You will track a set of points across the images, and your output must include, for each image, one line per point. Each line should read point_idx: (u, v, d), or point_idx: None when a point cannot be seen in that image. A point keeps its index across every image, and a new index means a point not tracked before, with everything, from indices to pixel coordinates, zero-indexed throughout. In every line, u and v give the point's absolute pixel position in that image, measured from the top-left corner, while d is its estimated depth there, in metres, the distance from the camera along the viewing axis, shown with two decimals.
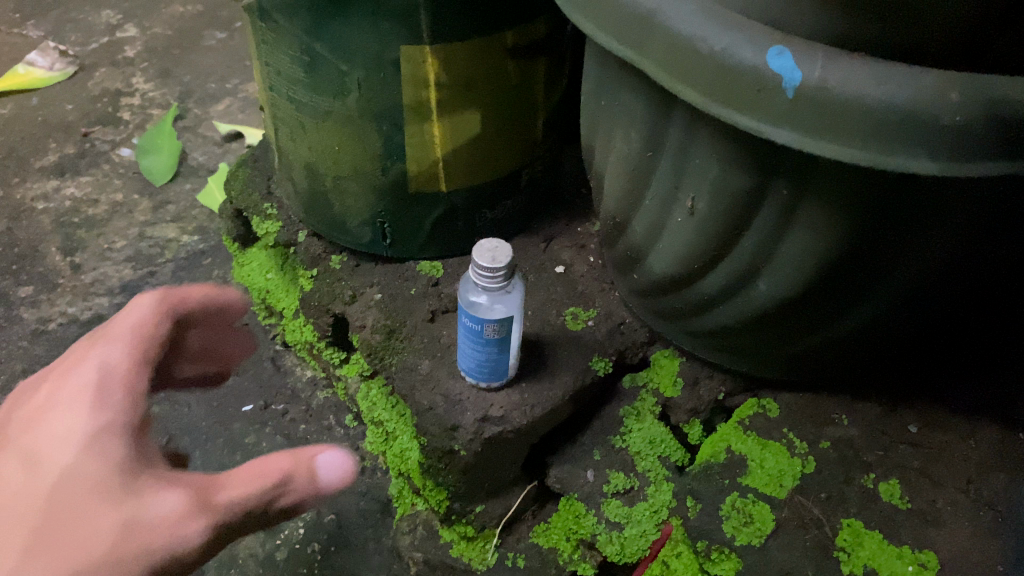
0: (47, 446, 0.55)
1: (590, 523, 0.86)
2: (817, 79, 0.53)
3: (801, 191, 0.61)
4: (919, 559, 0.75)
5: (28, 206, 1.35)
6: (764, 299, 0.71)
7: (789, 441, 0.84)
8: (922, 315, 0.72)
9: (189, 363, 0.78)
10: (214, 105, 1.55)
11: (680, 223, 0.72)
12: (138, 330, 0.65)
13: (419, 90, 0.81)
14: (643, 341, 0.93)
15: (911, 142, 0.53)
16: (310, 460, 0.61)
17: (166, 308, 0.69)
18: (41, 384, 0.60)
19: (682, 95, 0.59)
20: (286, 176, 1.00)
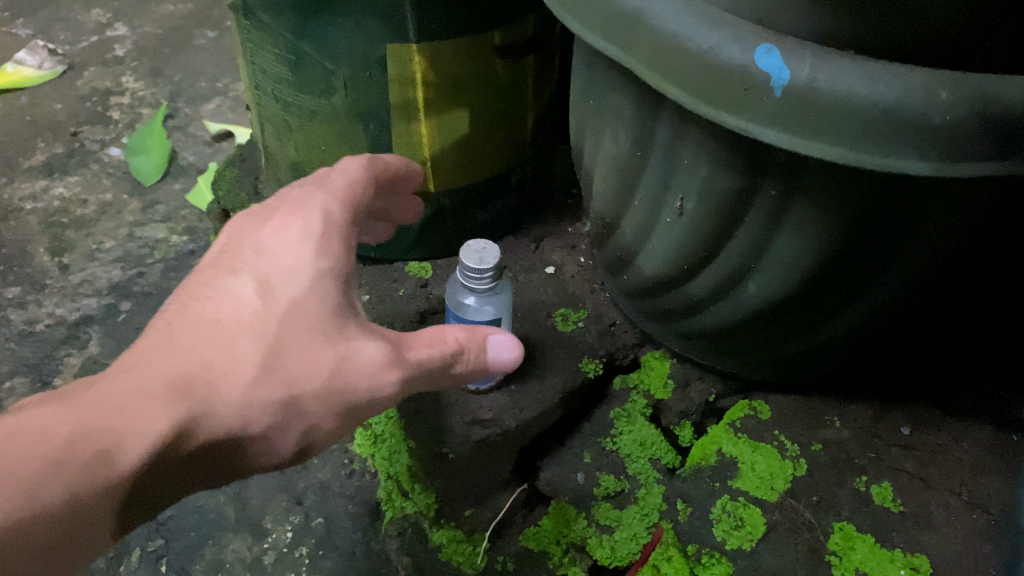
0: (279, 278, 0.65)
1: (581, 526, 0.85)
2: (805, 78, 0.52)
3: (790, 191, 0.60)
4: (911, 562, 0.74)
5: (16, 206, 1.34)
6: (754, 301, 0.71)
7: (781, 443, 0.83)
8: (915, 317, 0.71)
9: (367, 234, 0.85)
10: (205, 104, 1.54)
11: (669, 224, 0.71)
12: (343, 198, 0.72)
13: (406, 89, 0.80)
14: (632, 343, 0.92)
15: (900, 140, 0.52)
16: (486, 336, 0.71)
17: (373, 178, 0.77)
18: (268, 223, 0.69)
19: (670, 94, 0.58)
20: (274, 176, 0.99)
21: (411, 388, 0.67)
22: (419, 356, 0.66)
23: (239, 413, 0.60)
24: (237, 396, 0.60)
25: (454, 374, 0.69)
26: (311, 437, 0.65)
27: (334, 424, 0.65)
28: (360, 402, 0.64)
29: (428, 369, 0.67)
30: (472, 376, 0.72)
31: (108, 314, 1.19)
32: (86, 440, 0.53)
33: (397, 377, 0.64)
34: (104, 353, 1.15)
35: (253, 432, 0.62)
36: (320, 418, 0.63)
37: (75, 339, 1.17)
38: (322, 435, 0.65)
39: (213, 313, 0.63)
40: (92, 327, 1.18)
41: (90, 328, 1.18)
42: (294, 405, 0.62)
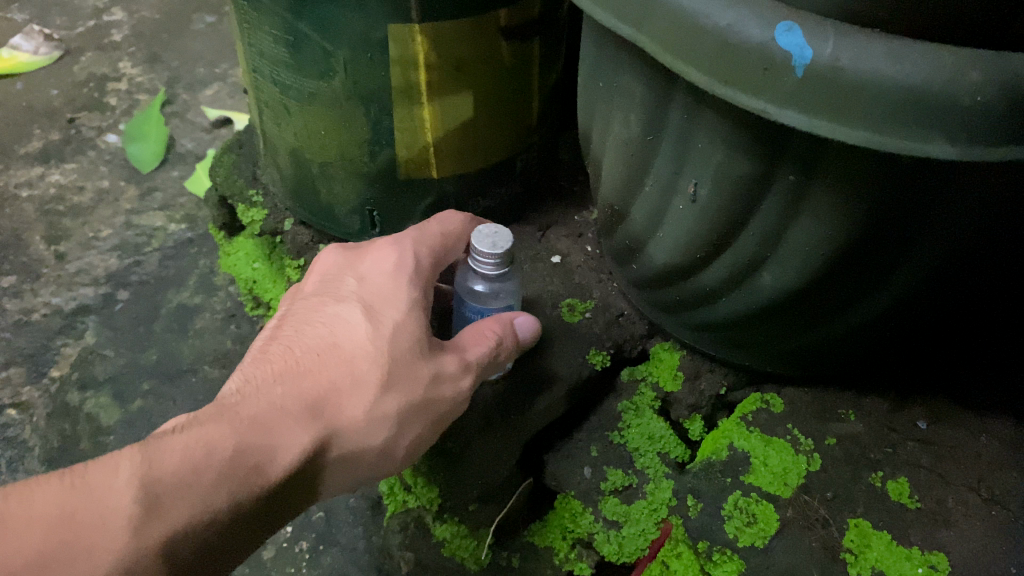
0: (384, 302, 0.65)
1: (587, 521, 0.83)
2: (828, 57, 0.49)
3: (809, 176, 0.57)
4: (929, 560, 0.72)
5: (11, 194, 1.32)
6: (770, 292, 0.68)
7: (794, 438, 0.81)
8: (936, 309, 0.69)
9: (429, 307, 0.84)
10: (203, 90, 1.51)
11: (681, 211, 0.68)
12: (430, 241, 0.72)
13: (408, 71, 0.77)
14: (641, 334, 0.91)
15: (927, 123, 0.49)
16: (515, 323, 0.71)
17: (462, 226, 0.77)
18: (362, 256, 0.70)
19: (684, 75, 0.56)
20: (273, 162, 0.97)
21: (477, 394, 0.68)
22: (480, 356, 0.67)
23: (359, 433, 0.61)
24: (358, 415, 0.61)
25: (499, 365, 0.70)
26: (416, 451, 0.66)
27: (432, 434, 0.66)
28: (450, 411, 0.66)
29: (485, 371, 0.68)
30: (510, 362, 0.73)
31: (105, 304, 1.17)
32: (243, 455, 0.57)
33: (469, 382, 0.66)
34: (100, 344, 1.13)
35: (370, 452, 0.62)
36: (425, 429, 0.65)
37: (71, 329, 1.14)
38: (424, 443, 0.67)
39: (325, 336, 0.64)
40: (88, 317, 1.16)
41: (87, 318, 1.16)
42: (403, 425, 0.63)
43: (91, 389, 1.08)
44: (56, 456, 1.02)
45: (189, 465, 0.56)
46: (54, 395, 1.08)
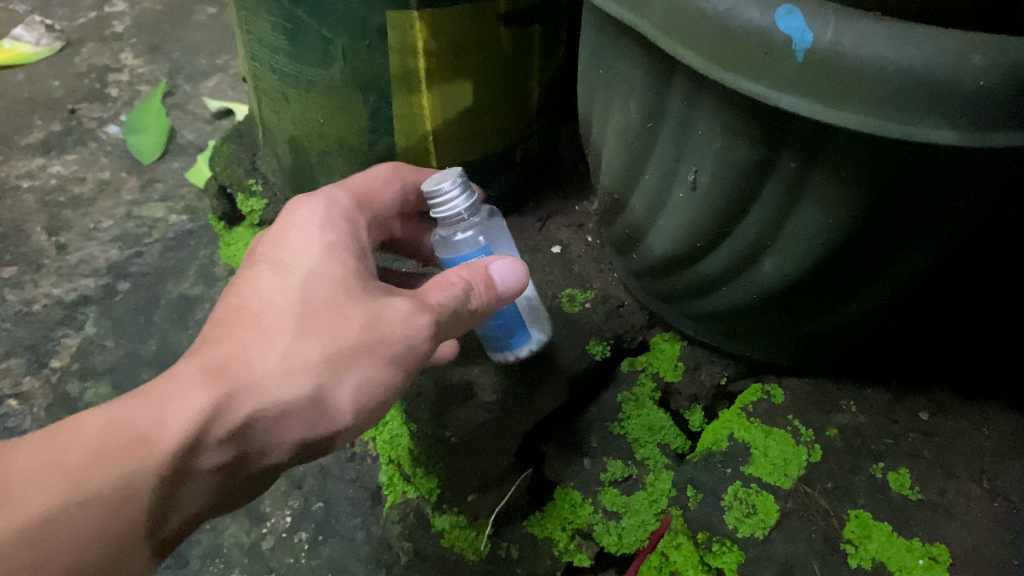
0: (293, 257, 0.62)
1: (587, 512, 0.82)
2: (829, 41, 0.49)
3: (809, 163, 0.56)
4: (930, 552, 0.71)
5: (13, 185, 1.31)
6: (770, 281, 0.68)
7: (795, 429, 0.80)
8: (938, 297, 0.68)
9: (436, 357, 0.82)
10: (204, 81, 1.50)
11: (681, 199, 0.68)
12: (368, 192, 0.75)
13: (407, 59, 0.77)
14: (643, 325, 0.90)
15: (928, 108, 0.49)
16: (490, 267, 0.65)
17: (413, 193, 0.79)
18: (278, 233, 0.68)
19: (685, 60, 0.56)
20: (272, 152, 0.97)
21: (434, 341, 0.60)
22: (429, 297, 0.60)
23: (282, 386, 0.55)
24: (276, 368, 0.55)
25: (462, 312, 0.62)
26: (367, 399, 0.58)
27: (384, 386, 0.58)
28: (393, 357, 0.58)
29: (437, 316, 0.60)
30: (483, 314, 0.65)
31: (105, 294, 1.17)
32: (124, 428, 0.52)
33: (415, 323, 0.59)
34: (100, 334, 1.12)
35: (303, 404, 0.56)
36: (368, 378, 0.57)
37: (72, 320, 1.14)
38: (378, 400, 0.59)
39: (234, 307, 0.60)
40: (89, 308, 1.16)
41: (87, 309, 1.15)
42: (333, 371, 0.56)
43: (91, 379, 1.08)
44: None
45: (65, 449, 0.51)
46: (55, 385, 1.08)
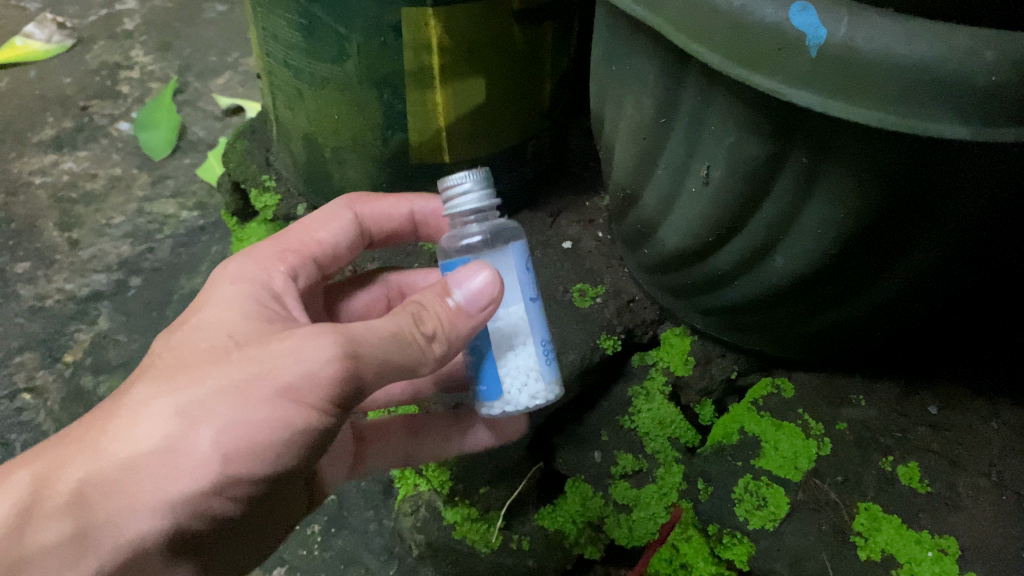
0: (188, 315, 0.60)
1: (598, 505, 0.84)
2: (842, 37, 0.49)
3: (822, 158, 0.57)
4: (939, 544, 0.72)
5: (25, 181, 1.32)
6: (781, 275, 0.68)
7: (804, 422, 0.81)
8: (948, 291, 0.69)
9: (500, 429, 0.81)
10: (215, 79, 1.50)
11: (693, 194, 0.68)
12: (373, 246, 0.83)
13: (421, 56, 0.78)
14: (651, 320, 0.91)
15: (940, 104, 0.49)
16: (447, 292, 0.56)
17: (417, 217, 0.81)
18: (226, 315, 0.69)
19: (699, 56, 0.56)
20: (285, 147, 0.98)
21: (314, 397, 0.52)
22: (311, 347, 0.52)
23: (126, 448, 0.51)
24: (120, 428, 0.52)
25: (364, 358, 0.52)
26: (235, 448, 0.51)
27: (242, 445, 0.51)
28: (266, 407, 0.51)
29: (304, 370, 0.51)
30: (410, 363, 0.54)
31: (117, 290, 1.18)
32: None
33: (277, 371, 0.51)
34: (114, 329, 1.14)
35: (153, 459, 0.51)
36: (223, 432, 0.51)
37: (85, 315, 1.15)
38: (244, 462, 0.52)
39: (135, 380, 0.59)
40: (102, 303, 1.17)
41: (100, 304, 1.16)
42: (177, 428, 0.51)
43: (104, 373, 1.09)
44: None
45: None
46: (68, 379, 1.09)
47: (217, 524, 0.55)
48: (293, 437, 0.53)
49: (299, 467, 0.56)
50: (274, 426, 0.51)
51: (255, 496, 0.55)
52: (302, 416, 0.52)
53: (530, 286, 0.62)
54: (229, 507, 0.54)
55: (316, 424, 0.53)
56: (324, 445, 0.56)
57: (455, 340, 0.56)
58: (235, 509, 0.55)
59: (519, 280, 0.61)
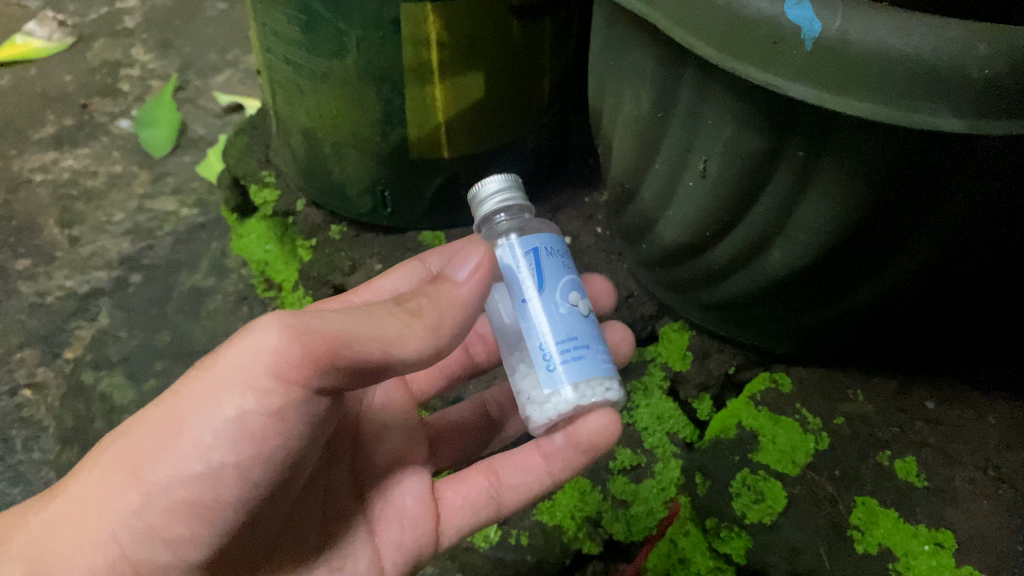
0: None
1: (596, 499, 0.83)
2: (836, 30, 0.50)
3: (817, 152, 0.57)
4: (935, 538, 0.72)
5: (26, 178, 1.32)
6: (778, 269, 0.69)
7: (802, 417, 0.81)
8: (944, 286, 0.69)
9: (585, 444, 0.61)
10: (215, 76, 1.49)
11: (691, 188, 0.69)
12: None
13: (420, 51, 0.78)
14: (651, 315, 0.92)
15: (935, 97, 0.49)
16: (445, 275, 0.54)
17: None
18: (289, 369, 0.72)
19: (696, 49, 0.57)
20: (285, 143, 0.98)
21: (248, 378, 0.48)
22: (248, 330, 0.49)
23: (81, 479, 0.52)
24: (87, 453, 0.53)
25: (312, 334, 0.49)
26: (162, 447, 0.49)
27: (170, 446, 0.49)
28: (200, 397, 0.49)
29: (238, 352, 0.49)
30: (384, 333, 0.50)
31: (117, 286, 1.18)
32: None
33: (212, 362, 0.50)
34: (114, 325, 1.14)
35: (97, 478, 0.51)
36: (156, 436, 0.50)
37: (85, 312, 1.15)
38: (172, 465, 0.49)
39: None
40: (102, 299, 1.17)
41: (100, 301, 1.16)
42: (116, 448, 0.51)
43: (104, 368, 1.09)
44: (71, 436, 1.04)
45: None
46: (69, 375, 1.09)
47: (172, 555, 0.51)
48: (220, 433, 0.49)
49: (260, 483, 0.52)
50: (199, 419, 0.49)
51: (208, 518, 0.51)
52: (229, 404, 0.49)
53: (523, 283, 0.57)
54: (173, 529, 0.50)
55: (250, 416, 0.49)
56: (275, 448, 0.51)
57: (451, 311, 0.53)
58: (184, 530, 0.50)
59: (510, 276, 0.58)
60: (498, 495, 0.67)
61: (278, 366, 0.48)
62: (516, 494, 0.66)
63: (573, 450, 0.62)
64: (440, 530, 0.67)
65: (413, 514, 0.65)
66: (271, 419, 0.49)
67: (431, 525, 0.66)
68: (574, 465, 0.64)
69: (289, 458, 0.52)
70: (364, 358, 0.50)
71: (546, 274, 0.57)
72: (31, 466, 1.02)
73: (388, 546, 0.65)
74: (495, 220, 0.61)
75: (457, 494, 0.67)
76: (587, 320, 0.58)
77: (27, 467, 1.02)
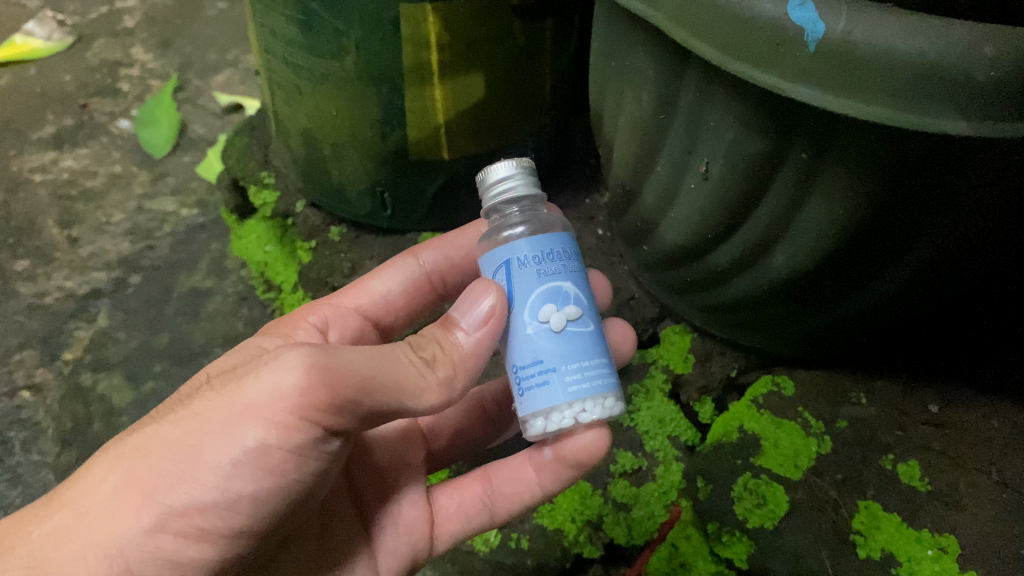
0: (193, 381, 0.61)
1: (597, 503, 0.82)
2: (840, 31, 0.49)
3: (821, 154, 0.57)
4: (939, 543, 0.72)
5: (25, 178, 1.31)
6: (782, 272, 0.68)
7: (805, 420, 0.81)
8: (949, 289, 0.68)
9: (570, 461, 0.60)
10: (216, 76, 1.48)
11: (693, 190, 0.68)
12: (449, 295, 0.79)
13: (420, 52, 0.77)
14: (652, 317, 0.92)
15: (941, 99, 0.49)
16: (455, 321, 0.55)
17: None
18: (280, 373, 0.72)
19: (698, 50, 0.56)
20: (284, 144, 0.98)
21: (275, 411, 0.49)
22: (273, 365, 0.50)
23: (85, 492, 0.50)
24: (84, 468, 0.52)
25: (341, 374, 0.49)
26: (177, 472, 0.49)
27: (190, 472, 0.49)
28: (222, 426, 0.49)
29: (264, 386, 0.49)
30: (404, 386, 0.51)
31: (117, 287, 1.17)
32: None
33: (235, 394, 0.50)
34: (113, 326, 1.13)
35: (104, 498, 0.49)
36: (170, 459, 0.49)
37: (84, 313, 1.15)
38: (189, 489, 0.49)
39: None
40: (101, 300, 1.16)
41: (99, 302, 1.16)
42: (127, 465, 0.50)
43: (104, 370, 1.09)
44: (69, 437, 1.04)
45: None
46: (68, 376, 1.09)
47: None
48: (242, 463, 0.49)
49: (271, 513, 0.52)
50: (221, 448, 0.49)
51: (215, 544, 0.50)
52: (252, 436, 0.49)
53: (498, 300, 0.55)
54: (183, 553, 0.50)
55: (271, 449, 0.49)
56: (290, 481, 0.52)
57: (461, 365, 0.54)
58: (195, 555, 0.50)
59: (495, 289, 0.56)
60: (491, 502, 0.67)
61: (305, 402, 0.49)
62: (510, 502, 0.66)
63: (561, 464, 0.61)
64: (435, 536, 0.67)
65: (409, 519, 0.66)
66: (290, 454, 0.50)
67: (426, 530, 0.66)
68: (564, 478, 0.63)
69: (301, 491, 0.53)
70: (386, 404, 0.51)
71: (518, 285, 0.54)
72: (30, 468, 1.02)
73: (383, 552, 0.65)
74: (508, 210, 0.59)
75: (452, 500, 0.68)
76: (561, 337, 0.53)
77: (25, 469, 1.02)
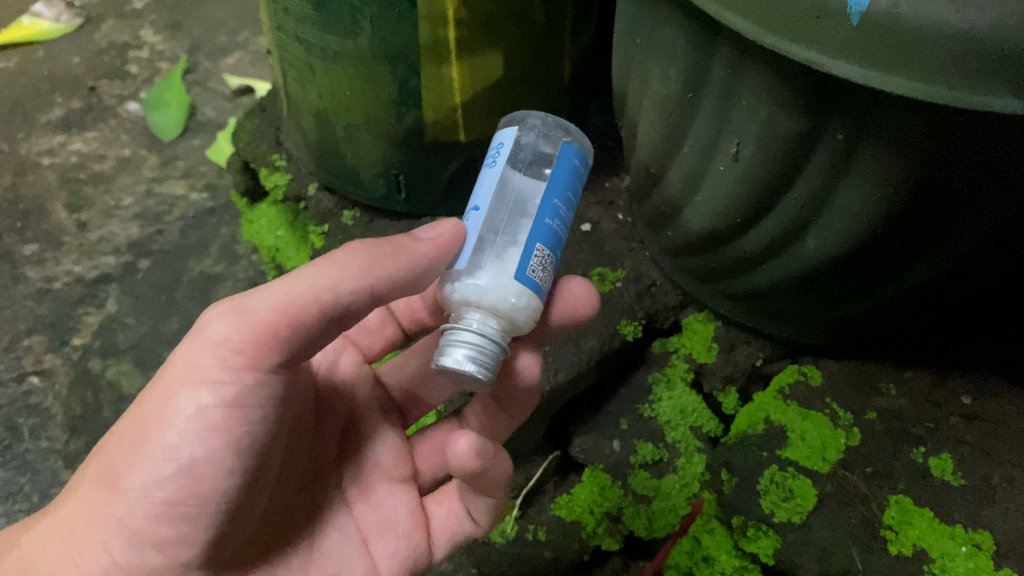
0: None
1: (617, 495, 0.82)
2: (885, 4, 0.46)
3: (857, 136, 0.54)
4: (973, 539, 0.69)
5: (33, 162, 1.29)
6: (812, 258, 0.65)
7: (833, 411, 0.78)
8: (986, 275, 0.65)
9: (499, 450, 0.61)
10: (226, 58, 1.46)
11: (722, 172, 0.65)
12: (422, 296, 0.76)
13: (436, 28, 0.75)
14: (674, 305, 0.88)
15: (993, 75, 0.46)
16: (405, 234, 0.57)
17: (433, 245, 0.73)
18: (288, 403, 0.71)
19: (732, 25, 0.53)
20: (295, 124, 0.95)
21: (206, 369, 0.51)
22: (201, 330, 0.52)
23: (66, 505, 0.55)
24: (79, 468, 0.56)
25: (248, 313, 0.52)
26: (139, 449, 0.51)
27: (141, 452, 0.51)
28: (161, 399, 0.52)
29: (188, 352, 0.52)
30: (315, 283, 0.53)
31: (126, 272, 1.16)
32: None
33: (167, 367, 0.52)
34: (122, 312, 1.12)
35: (87, 487, 0.53)
36: (127, 439, 0.52)
37: (93, 298, 1.13)
38: (145, 463, 0.51)
39: None
40: (110, 286, 1.14)
41: (108, 287, 1.14)
42: (102, 456, 0.53)
43: (113, 356, 1.07)
44: (78, 424, 1.02)
45: None
46: (76, 362, 1.07)
47: (164, 559, 0.53)
48: (187, 432, 0.51)
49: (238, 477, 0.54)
50: (165, 422, 0.51)
51: (196, 514, 0.52)
52: (188, 402, 0.51)
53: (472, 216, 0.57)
54: (159, 532, 0.52)
55: (209, 410, 0.51)
56: (241, 435, 0.53)
57: (394, 255, 0.55)
58: (175, 530, 0.52)
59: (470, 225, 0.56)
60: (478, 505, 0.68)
61: (229, 356, 0.52)
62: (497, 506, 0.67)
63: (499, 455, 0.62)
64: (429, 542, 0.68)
65: (402, 523, 0.66)
66: (231, 411, 0.52)
67: (422, 537, 0.67)
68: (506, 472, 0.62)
69: (257, 445, 0.54)
70: (308, 319, 0.53)
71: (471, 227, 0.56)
72: (38, 456, 1.00)
73: (383, 559, 0.65)
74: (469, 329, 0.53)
75: (444, 508, 0.69)
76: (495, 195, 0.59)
77: (34, 456, 1.01)
